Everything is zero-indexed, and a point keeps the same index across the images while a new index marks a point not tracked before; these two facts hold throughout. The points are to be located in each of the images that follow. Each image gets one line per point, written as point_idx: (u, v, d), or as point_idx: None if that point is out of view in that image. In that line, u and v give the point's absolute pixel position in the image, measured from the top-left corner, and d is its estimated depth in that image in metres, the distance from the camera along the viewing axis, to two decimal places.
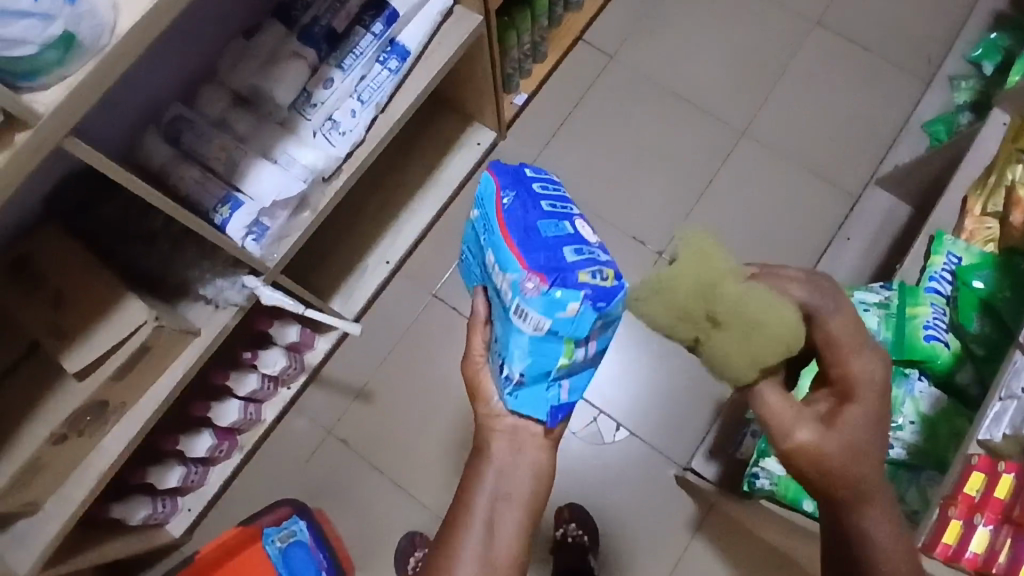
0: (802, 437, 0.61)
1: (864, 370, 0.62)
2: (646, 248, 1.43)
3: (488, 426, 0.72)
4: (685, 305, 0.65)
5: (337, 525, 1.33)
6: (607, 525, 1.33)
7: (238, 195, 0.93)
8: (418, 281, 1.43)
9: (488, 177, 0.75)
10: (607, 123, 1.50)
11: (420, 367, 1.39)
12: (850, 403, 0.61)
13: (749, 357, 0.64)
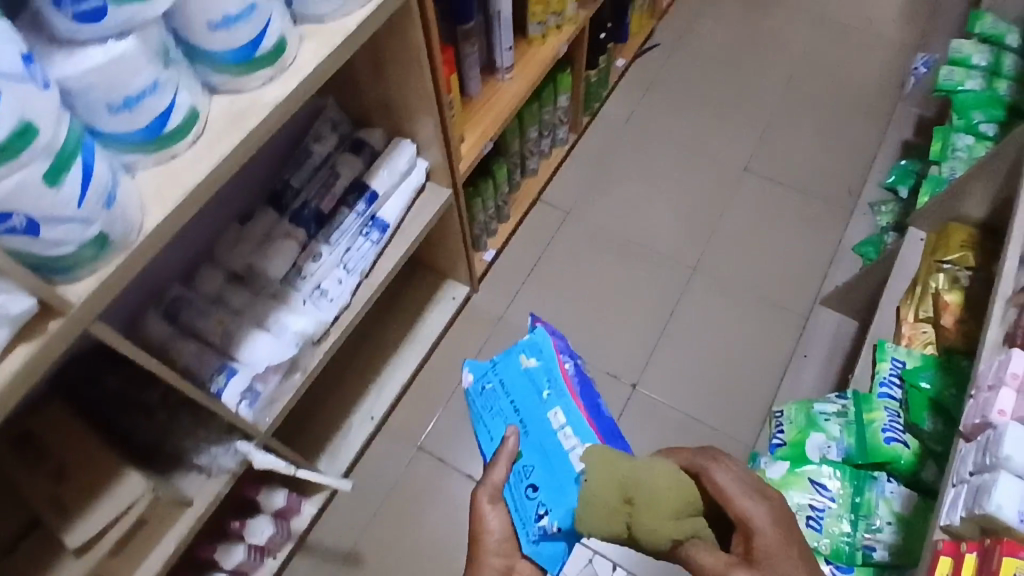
0: (737, 572, 0.69)
1: (749, 509, 0.74)
2: (621, 381, 1.50)
3: (485, 557, 0.92)
4: (607, 495, 0.77)
5: None
6: None
7: (233, 363, 1.00)
8: (403, 433, 1.46)
9: (547, 335, 1.04)
10: (570, 271, 1.63)
11: (409, 522, 1.38)
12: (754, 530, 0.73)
13: (663, 523, 0.73)
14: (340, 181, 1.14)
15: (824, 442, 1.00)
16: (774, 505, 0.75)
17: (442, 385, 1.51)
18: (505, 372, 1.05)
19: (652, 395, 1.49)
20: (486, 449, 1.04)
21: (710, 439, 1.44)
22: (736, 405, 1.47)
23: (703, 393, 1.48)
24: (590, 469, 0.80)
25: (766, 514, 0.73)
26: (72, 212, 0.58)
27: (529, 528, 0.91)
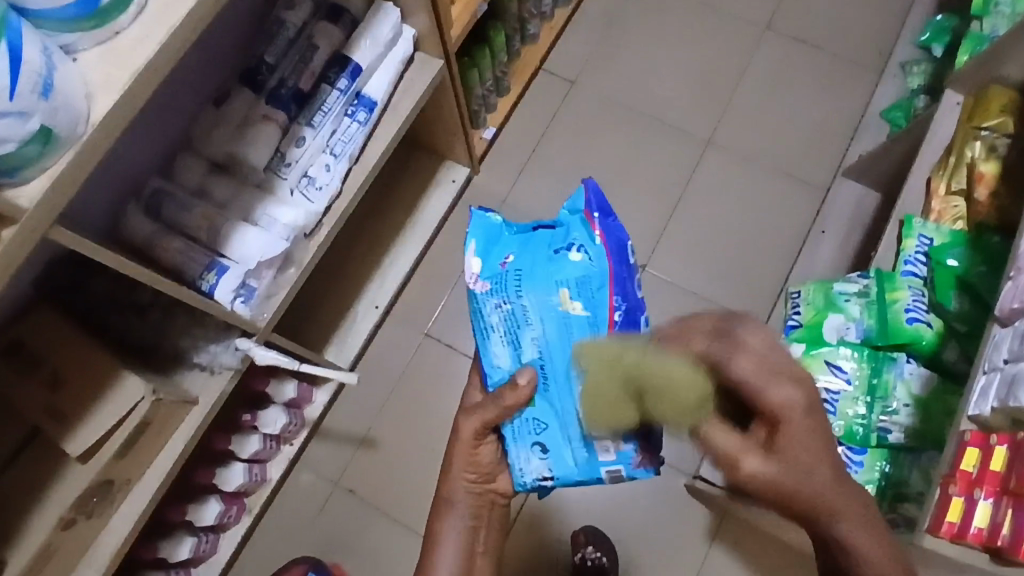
0: (752, 457, 0.65)
1: (783, 399, 0.64)
2: None
3: (458, 481, 0.82)
4: (612, 392, 0.68)
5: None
6: (624, 541, 1.33)
7: (222, 260, 0.94)
8: (409, 320, 1.44)
9: (602, 259, 0.78)
10: (576, 148, 1.54)
11: (420, 407, 1.40)
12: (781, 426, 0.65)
13: (681, 419, 0.66)
14: (319, 54, 1.02)
15: (843, 324, 0.95)
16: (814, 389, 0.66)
17: (446, 271, 1.47)
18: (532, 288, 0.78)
19: (662, 275, 1.44)
20: (490, 378, 0.79)
21: None
22: (749, 283, 1.42)
23: (715, 272, 1.44)
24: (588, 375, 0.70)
25: (803, 405, 0.64)
26: (5, 104, 0.52)
27: (522, 478, 0.76)
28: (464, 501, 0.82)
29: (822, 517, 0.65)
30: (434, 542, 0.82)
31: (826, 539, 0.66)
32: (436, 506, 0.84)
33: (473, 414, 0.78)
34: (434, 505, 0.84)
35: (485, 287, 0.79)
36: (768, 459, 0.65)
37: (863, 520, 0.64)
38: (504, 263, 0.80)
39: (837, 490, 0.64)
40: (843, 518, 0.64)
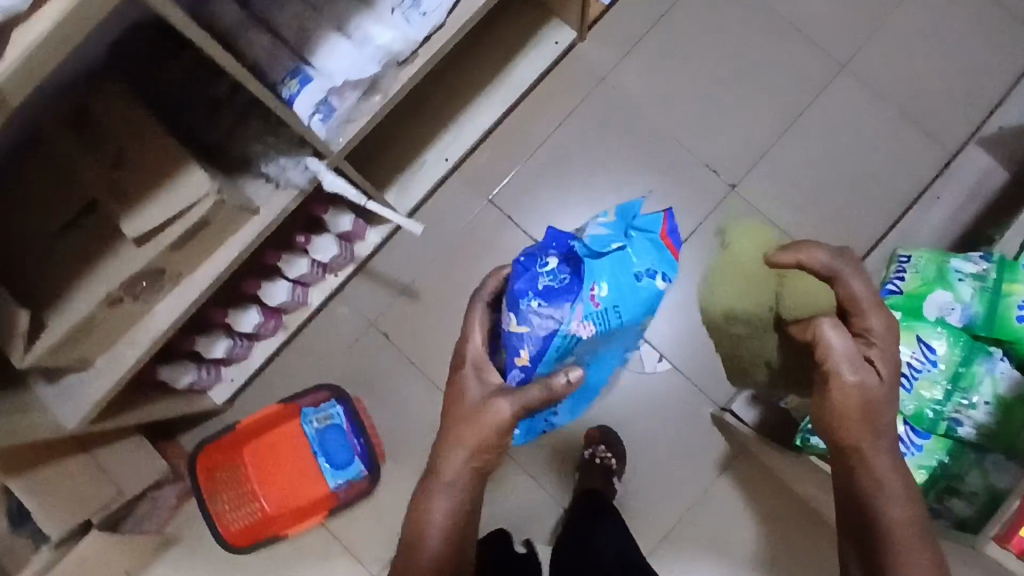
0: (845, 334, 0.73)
1: (880, 324, 0.73)
2: (719, 179, 1.35)
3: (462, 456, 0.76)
4: (757, 269, 0.82)
5: (372, 414, 1.34)
6: (636, 452, 1.33)
7: (307, 68, 0.88)
8: (476, 182, 1.38)
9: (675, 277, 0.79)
10: (696, 38, 1.38)
11: (468, 271, 1.37)
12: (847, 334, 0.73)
13: (811, 302, 0.78)
14: None
15: (948, 303, 0.87)
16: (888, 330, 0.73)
17: (524, 138, 1.38)
18: (626, 306, 0.75)
19: (749, 201, 1.34)
20: (535, 364, 0.77)
21: None
22: (840, 232, 1.31)
23: (807, 212, 1.33)
24: (740, 239, 0.84)
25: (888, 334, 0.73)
26: None
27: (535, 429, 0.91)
28: (461, 489, 0.77)
29: (863, 453, 0.72)
30: (422, 528, 0.76)
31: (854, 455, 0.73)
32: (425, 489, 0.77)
33: (511, 398, 0.74)
34: (422, 488, 0.78)
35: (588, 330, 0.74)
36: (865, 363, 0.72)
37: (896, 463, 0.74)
38: (594, 294, 0.74)
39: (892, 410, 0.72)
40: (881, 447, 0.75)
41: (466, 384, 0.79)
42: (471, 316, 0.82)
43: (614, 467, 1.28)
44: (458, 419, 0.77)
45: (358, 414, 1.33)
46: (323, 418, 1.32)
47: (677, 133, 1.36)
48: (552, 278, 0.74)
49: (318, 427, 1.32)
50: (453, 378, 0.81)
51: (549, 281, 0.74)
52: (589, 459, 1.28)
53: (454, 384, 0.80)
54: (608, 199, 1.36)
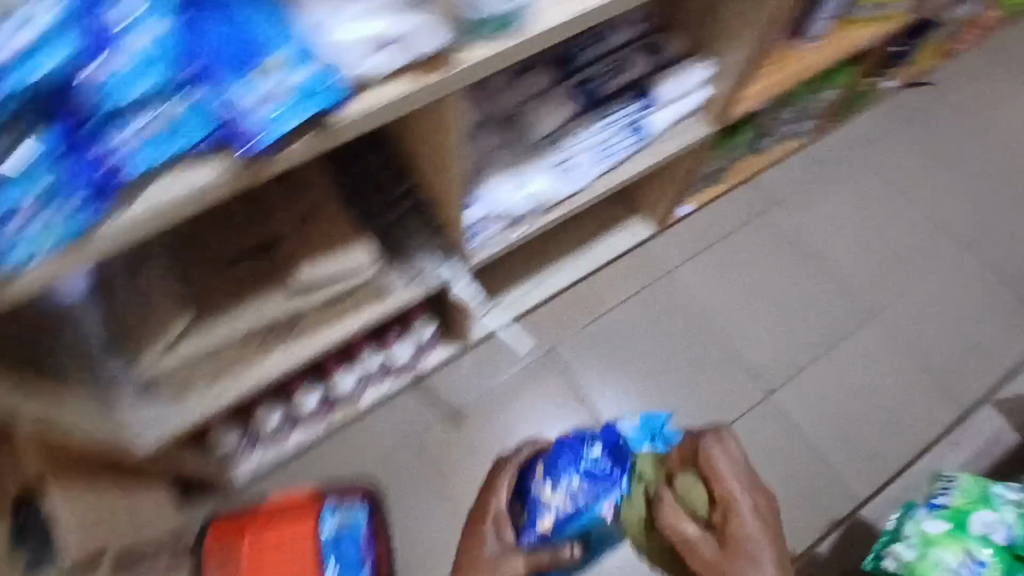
0: (737, 509, 1.02)
1: (736, 494, 1.05)
2: (760, 383, 1.44)
3: None
4: None
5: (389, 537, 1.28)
6: None
7: (477, 192, 1.04)
8: (539, 330, 1.46)
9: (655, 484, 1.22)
10: (754, 257, 1.56)
11: (512, 411, 1.40)
12: (741, 507, 1.03)
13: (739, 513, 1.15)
14: (629, 72, 1.11)
15: (993, 521, 0.95)
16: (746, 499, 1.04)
17: (595, 305, 1.47)
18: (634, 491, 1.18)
19: (786, 409, 1.42)
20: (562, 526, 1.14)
21: (828, 478, 1.36)
22: (865, 458, 1.39)
23: (837, 432, 1.41)
24: None
25: (746, 502, 1.04)
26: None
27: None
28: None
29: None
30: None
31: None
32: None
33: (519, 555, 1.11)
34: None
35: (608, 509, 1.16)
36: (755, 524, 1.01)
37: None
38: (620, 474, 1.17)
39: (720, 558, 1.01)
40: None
41: (489, 542, 1.12)
42: (501, 481, 1.20)
43: None
44: (473, 563, 1.11)
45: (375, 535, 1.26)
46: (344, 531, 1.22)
47: (727, 333, 1.48)
48: (595, 466, 1.17)
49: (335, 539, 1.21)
50: (478, 531, 1.15)
51: (591, 465, 1.17)
52: None
53: (481, 538, 1.13)
54: (656, 378, 1.44)
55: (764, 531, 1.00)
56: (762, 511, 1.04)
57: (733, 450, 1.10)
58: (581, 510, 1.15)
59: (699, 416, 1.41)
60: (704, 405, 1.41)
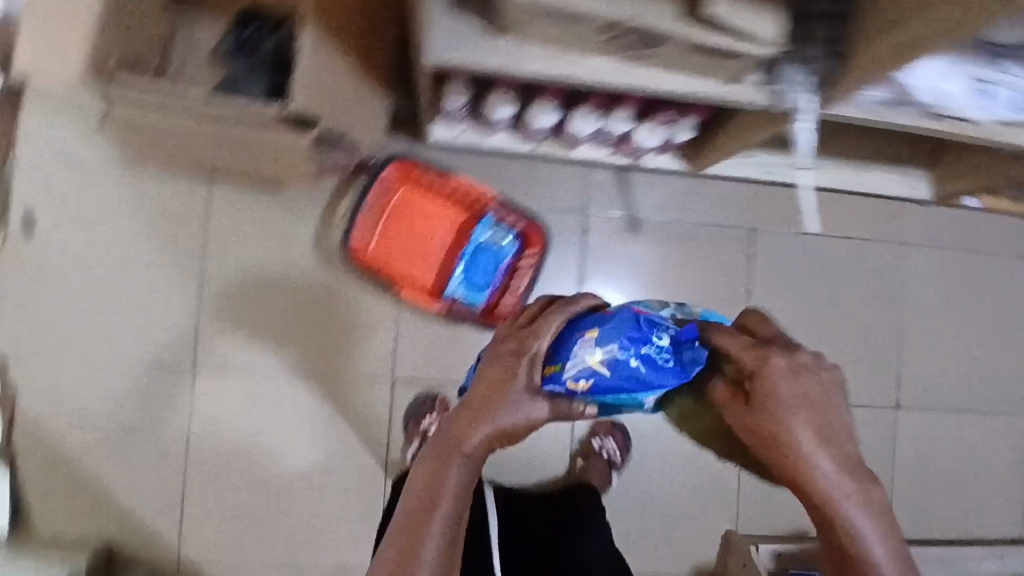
0: (788, 441, 0.60)
1: (771, 383, 0.61)
2: (893, 392, 1.39)
3: (462, 444, 0.61)
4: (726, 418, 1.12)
5: (519, 285, 1.20)
6: (651, 495, 1.34)
7: (912, 70, 0.77)
8: (754, 206, 1.36)
9: None
10: (977, 287, 1.43)
11: (682, 254, 1.35)
12: (795, 436, 0.60)
13: None
14: None
15: None
16: (787, 384, 0.60)
17: (813, 224, 1.37)
18: None
19: (895, 429, 1.38)
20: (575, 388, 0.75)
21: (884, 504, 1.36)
22: (924, 510, 1.38)
23: (919, 476, 1.38)
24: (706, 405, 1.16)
25: (791, 393, 0.60)
26: None
27: None
28: (475, 469, 0.62)
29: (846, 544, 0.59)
30: (434, 495, 0.60)
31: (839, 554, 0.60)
32: (439, 463, 0.61)
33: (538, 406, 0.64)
34: (437, 455, 0.62)
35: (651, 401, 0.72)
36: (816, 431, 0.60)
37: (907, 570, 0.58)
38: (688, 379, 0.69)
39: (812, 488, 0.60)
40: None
41: (509, 366, 0.64)
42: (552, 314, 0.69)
43: (615, 466, 1.28)
44: (481, 398, 0.63)
45: (529, 266, 1.21)
46: (499, 238, 1.22)
47: (899, 332, 1.40)
48: (657, 354, 0.66)
49: (487, 239, 1.21)
50: (500, 356, 0.66)
51: (655, 355, 0.66)
52: (599, 447, 1.29)
53: (499, 357, 0.66)
54: (815, 322, 1.38)
55: (817, 442, 0.59)
56: (819, 410, 0.60)
57: (765, 330, 0.66)
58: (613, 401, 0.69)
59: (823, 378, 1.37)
60: (834, 373, 1.37)
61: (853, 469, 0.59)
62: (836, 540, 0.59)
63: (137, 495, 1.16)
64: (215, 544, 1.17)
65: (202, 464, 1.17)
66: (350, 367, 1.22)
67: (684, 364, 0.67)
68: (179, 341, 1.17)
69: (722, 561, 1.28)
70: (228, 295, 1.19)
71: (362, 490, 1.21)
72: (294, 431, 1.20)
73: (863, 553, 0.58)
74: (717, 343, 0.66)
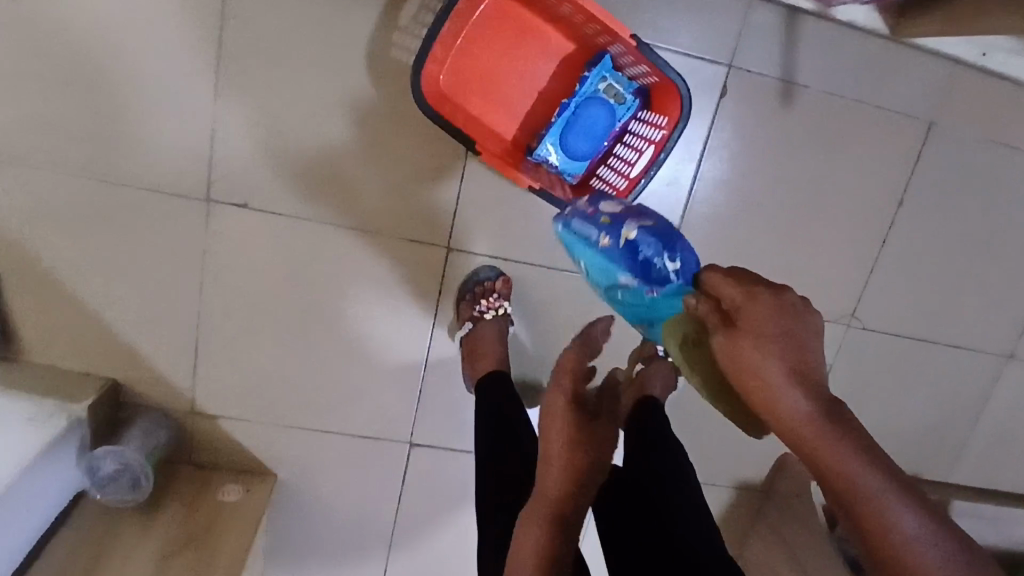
0: (758, 375, 0.46)
1: (745, 307, 0.49)
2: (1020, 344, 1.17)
3: (548, 492, 0.66)
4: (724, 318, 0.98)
5: (636, 165, 0.91)
6: (716, 422, 1.14)
7: None
8: (940, 93, 1.03)
9: None
10: None
11: (831, 141, 1.03)
12: (767, 368, 0.46)
13: None
14: None
15: None
16: (762, 307, 0.49)
17: (1004, 128, 1.05)
18: None
19: (1006, 383, 1.18)
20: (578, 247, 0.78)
21: (963, 456, 1.21)
22: (1003, 470, 1.23)
23: (1014, 436, 1.21)
24: None
25: (769, 314, 0.48)
26: None
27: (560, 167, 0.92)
28: (568, 517, 0.65)
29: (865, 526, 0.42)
30: (538, 556, 0.63)
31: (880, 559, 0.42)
32: (530, 515, 0.66)
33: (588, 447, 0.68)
34: (529, 515, 0.66)
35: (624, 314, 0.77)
36: (801, 369, 0.46)
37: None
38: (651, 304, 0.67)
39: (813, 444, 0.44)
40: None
41: (563, 432, 0.69)
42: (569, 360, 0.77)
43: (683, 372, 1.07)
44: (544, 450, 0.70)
45: (656, 140, 0.90)
46: (622, 93, 0.92)
47: None
48: (657, 264, 0.67)
49: (608, 91, 0.91)
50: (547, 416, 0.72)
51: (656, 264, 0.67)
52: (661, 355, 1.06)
53: (553, 423, 0.71)
54: (967, 252, 1.10)
55: (796, 375, 0.45)
56: (801, 345, 0.47)
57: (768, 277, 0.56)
58: (597, 257, 0.73)
59: (952, 318, 1.13)
60: (966, 316, 1.13)
61: (851, 424, 0.44)
62: (863, 531, 0.42)
63: (141, 329, 1.00)
64: (226, 389, 1.04)
65: (218, 303, 1.01)
66: (398, 223, 1.00)
67: (664, 292, 0.66)
68: (191, 158, 0.94)
69: (771, 479, 1.18)
70: (252, 108, 0.92)
71: (399, 358, 1.06)
72: (325, 285, 1.02)
73: (901, 543, 0.41)
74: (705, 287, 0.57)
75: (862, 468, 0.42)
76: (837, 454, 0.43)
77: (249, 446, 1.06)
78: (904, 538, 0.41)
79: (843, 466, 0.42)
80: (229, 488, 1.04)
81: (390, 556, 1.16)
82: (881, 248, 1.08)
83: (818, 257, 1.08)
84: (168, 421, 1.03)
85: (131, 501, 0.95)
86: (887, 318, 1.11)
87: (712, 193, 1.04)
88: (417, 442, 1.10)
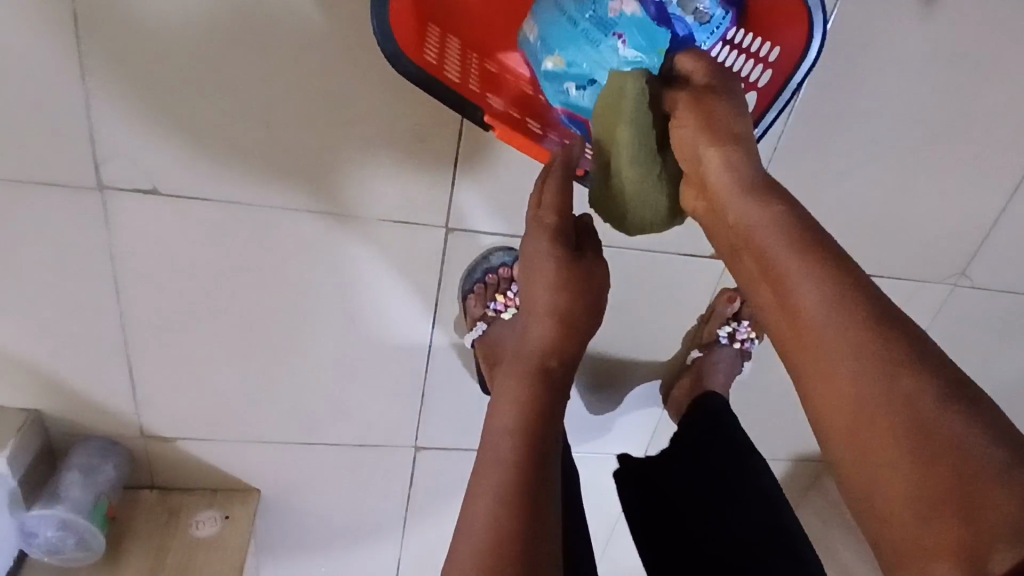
0: (714, 157, 0.52)
1: (717, 111, 0.52)
2: None
3: (537, 341, 0.60)
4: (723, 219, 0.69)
5: None
6: (778, 399, 0.97)
7: None
8: None
9: None
10: None
11: (980, 61, 0.72)
12: (719, 153, 0.52)
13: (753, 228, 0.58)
14: None
15: None
16: (718, 92, 0.53)
17: None
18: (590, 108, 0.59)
19: None
20: None
21: None
22: None
23: None
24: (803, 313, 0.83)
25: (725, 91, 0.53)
26: None
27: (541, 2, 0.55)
28: (554, 375, 0.60)
29: (813, 334, 0.45)
30: (522, 414, 0.57)
31: (816, 366, 0.44)
32: (517, 367, 0.60)
33: (578, 276, 0.59)
34: (517, 368, 0.60)
35: (537, 29, 0.56)
36: (742, 143, 0.52)
37: (928, 390, 0.40)
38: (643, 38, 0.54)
39: (766, 216, 0.49)
40: (936, 409, 0.39)
41: (548, 270, 0.59)
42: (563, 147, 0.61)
43: (747, 348, 0.89)
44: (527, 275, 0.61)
45: (757, 84, 0.61)
46: (708, 8, 0.55)
47: None
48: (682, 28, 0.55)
49: (683, 8, 0.55)
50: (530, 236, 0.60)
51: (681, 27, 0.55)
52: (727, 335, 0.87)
53: (539, 267, 0.59)
54: None
55: (738, 136, 0.52)
56: (741, 111, 0.53)
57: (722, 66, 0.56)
58: None
59: None
60: None
61: (805, 226, 0.48)
62: (805, 342, 0.45)
63: (49, 355, 0.77)
64: (183, 413, 0.84)
65: (145, 318, 0.76)
66: (370, 200, 0.73)
67: (639, 53, 0.54)
68: (59, 137, 0.64)
69: None
70: (130, 58, 0.61)
71: (391, 361, 0.84)
72: (284, 285, 0.77)
73: (833, 341, 0.44)
74: (675, 64, 0.55)
75: (809, 273, 0.46)
76: (770, 217, 0.49)
77: (224, 467, 0.89)
78: (851, 335, 0.43)
79: (781, 238, 0.48)
80: (203, 518, 0.87)
81: (404, 549, 1.04)
82: (1016, 194, 0.82)
83: (933, 210, 0.82)
84: (116, 452, 0.83)
85: (84, 558, 0.81)
86: (1003, 275, 0.89)
87: (807, 133, 0.75)
88: (423, 446, 0.93)
